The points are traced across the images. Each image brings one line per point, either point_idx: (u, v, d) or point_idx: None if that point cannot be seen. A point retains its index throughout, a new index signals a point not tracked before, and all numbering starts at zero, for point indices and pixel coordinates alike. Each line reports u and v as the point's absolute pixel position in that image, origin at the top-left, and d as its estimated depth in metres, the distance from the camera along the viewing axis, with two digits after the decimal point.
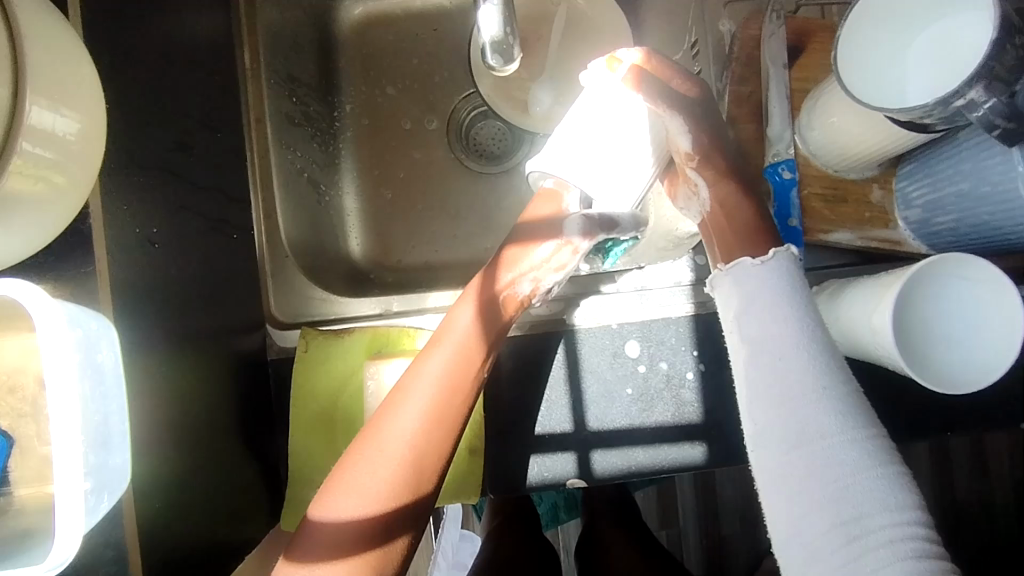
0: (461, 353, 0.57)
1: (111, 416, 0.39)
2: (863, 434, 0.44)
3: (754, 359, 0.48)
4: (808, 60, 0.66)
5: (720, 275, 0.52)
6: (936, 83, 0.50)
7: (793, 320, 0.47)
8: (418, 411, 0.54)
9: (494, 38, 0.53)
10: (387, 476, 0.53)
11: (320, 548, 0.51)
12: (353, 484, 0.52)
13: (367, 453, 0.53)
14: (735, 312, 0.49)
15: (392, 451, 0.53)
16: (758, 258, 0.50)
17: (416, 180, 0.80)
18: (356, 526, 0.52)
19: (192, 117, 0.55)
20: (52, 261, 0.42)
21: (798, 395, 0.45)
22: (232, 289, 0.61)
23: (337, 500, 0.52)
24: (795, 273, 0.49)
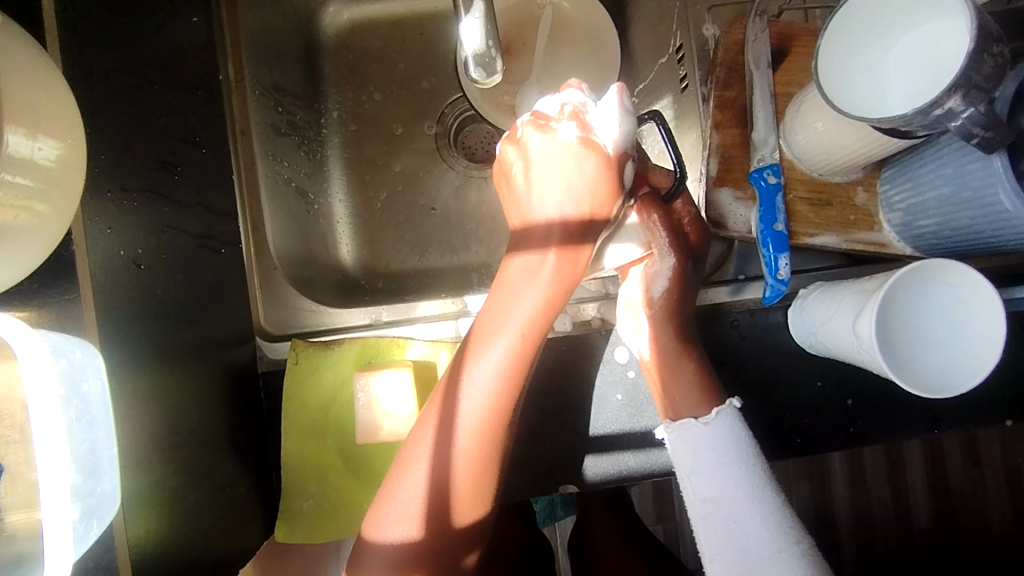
0: (513, 352, 0.56)
1: (99, 441, 0.40)
2: (800, 548, 0.53)
3: (707, 518, 0.55)
4: (792, 63, 0.66)
5: (666, 430, 0.58)
6: (914, 92, 0.50)
7: (740, 478, 0.54)
8: (469, 423, 0.56)
9: (476, 50, 0.53)
10: (436, 494, 0.55)
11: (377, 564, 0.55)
12: (398, 508, 0.55)
13: (405, 475, 0.56)
14: (686, 469, 0.56)
15: (439, 471, 0.55)
16: (703, 417, 0.57)
17: (404, 186, 0.80)
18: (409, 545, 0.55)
19: (175, 134, 0.55)
20: (36, 288, 0.42)
21: (754, 542, 0.53)
22: (220, 303, 0.61)
23: (387, 522, 0.55)
24: (738, 426, 0.57)
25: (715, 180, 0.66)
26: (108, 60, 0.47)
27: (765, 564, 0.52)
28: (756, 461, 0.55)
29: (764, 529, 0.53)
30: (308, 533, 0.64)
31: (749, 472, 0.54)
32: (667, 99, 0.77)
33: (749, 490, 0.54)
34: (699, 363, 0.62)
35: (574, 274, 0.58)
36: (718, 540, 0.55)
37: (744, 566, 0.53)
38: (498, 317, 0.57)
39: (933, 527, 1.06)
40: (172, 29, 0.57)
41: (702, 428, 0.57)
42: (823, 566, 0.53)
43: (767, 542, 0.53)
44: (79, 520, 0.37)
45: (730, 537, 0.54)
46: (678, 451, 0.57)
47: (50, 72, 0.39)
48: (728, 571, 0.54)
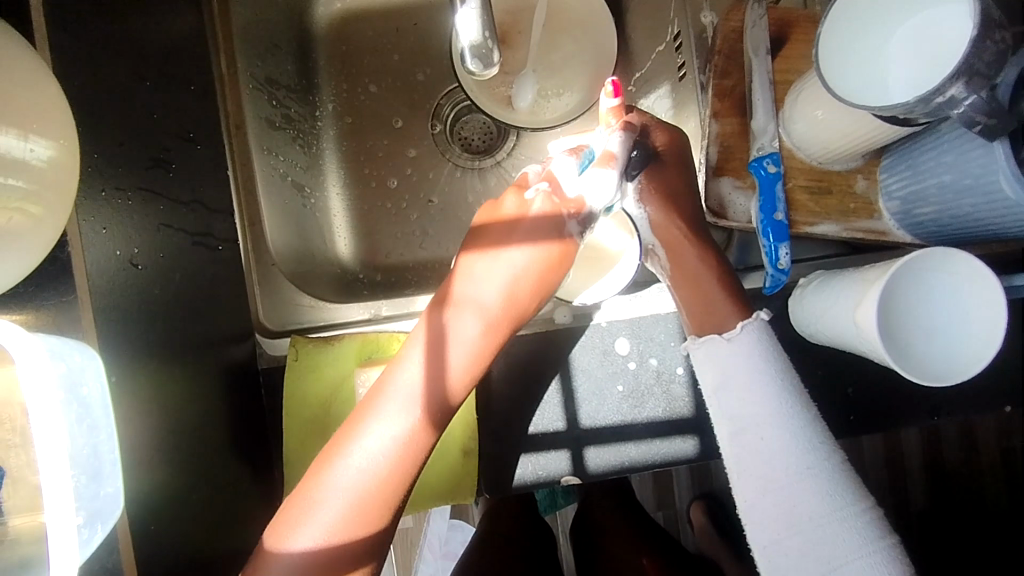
0: (476, 350, 0.53)
1: (100, 444, 0.39)
2: (829, 458, 0.53)
3: (736, 433, 0.56)
4: (790, 51, 0.65)
5: (693, 347, 0.59)
6: (913, 82, 0.50)
7: (769, 392, 0.54)
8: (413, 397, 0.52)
9: (473, 43, 0.52)
10: (358, 503, 0.50)
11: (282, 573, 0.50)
12: (311, 515, 0.50)
13: (332, 466, 0.51)
14: (713, 387, 0.57)
15: (373, 459, 0.51)
16: (727, 334, 0.58)
17: (400, 178, 0.80)
18: (325, 552, 0.50)
19: (168, 131, 0.54)
20: (33, 290, 0.41)
21: (784, 453, 0.54)
22: (218, 300, 0.61)
23: (290, 534, 0.50)
24: (765, 339, 0.57)
25: (714, 170, 0.66)
26: (100, 58, 0.47)
27: (792, 480, 0.53)
28: (788, 379, 0.55)
29: (793, 444, 0.54)
30: None
31: (778, 389, 0.55)
32: (665, 87, 0.76)
33: (778, 408, 0.54)
34: (723, 270, 0.62)
35: (523, 292, 0.54)
36: (748, 458, 0.55)
37: (771, 482, 0.54)
38: (460, 317, 0.53)
39: (929, 507, 1.07)
40: (162, 23, 0.56)
41: (727, 343, 0.57)
42: (851, 478, 0.53)
43: (796, 459, 0.53)
44: (82, 524, 0.37)
45: (758, 454, 0.55)
46: (705, 369, 0.58)
47: (38, 68, 0.38)
48: (756, 487, 0.55)
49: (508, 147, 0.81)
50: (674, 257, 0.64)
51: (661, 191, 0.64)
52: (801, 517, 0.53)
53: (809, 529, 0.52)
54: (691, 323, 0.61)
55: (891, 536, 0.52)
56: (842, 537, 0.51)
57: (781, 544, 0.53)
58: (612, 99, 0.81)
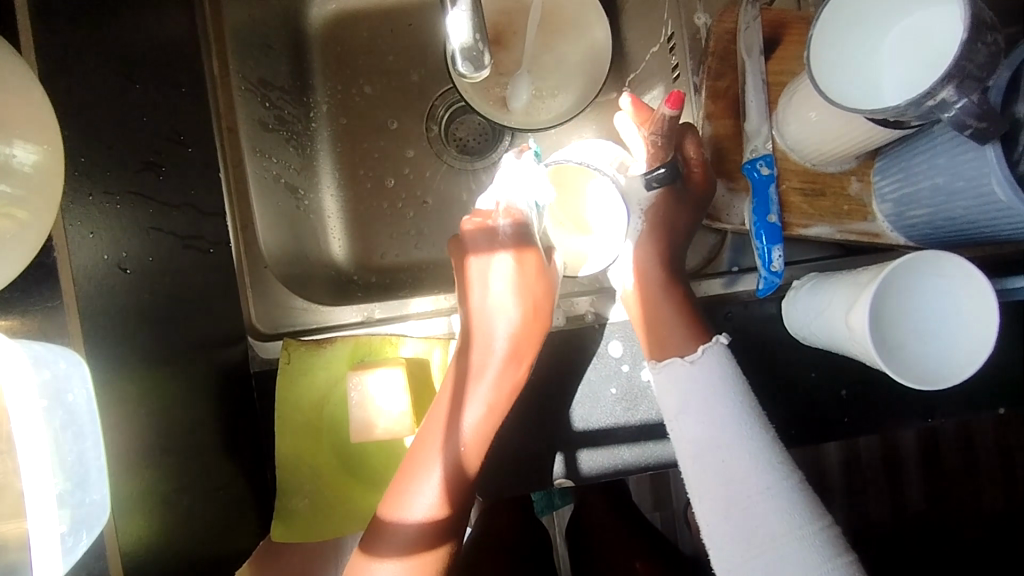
0: (519, 345, 0.61)
1: (86, 450, 0.39)
2: (789, 478, 0.54)
3: (698, 457, 0.55)
4: (784, 52, 0.65)
5: (655, 371, 0.59)
6: (907, 83, 0.50)
7: (730, 415, 0.55)
8: (480, 382, 0.60)
9: (463, 45, 0.52)
10: (442, 489, 0.59)
11: (394, 546, 0.58)
12: (417, 493, 0.59)
13: (422, 447, 0.60)
14: (674, 411, 0.56)
15: (453, 443, 0.59)
16: (688, 357, 0.58)
17: (394, 180, 0.79)
18: (423, 527, 0.58)
19: (158, 133, 0.54)
20: (19, 296, 0.41)
21: (747, 475, 0.54)
22: (210, 303, 0.60)
23: (404, 509, 0.58)
24: (725, 361, 0.57)
25: (708, 171, 0.65)
26: (87, 61, 0.46)
27: (755, 501, 0.53)
28: (745, 403, 0.56)
29: (754, 466, 0.54)
30: (304, 531, 0.64)
31: (736, 413, 0.55)
32: (660, 88, 0.76)
33: (737, 432, 0.54)
34: (682, 296, 0.64)
35: (528, 283, 0.62)
36: (708, 483, 0.55)
37: (731, 505, 0.54)
38: (482, 371, 0.61)
39: (926, 508, 1.07)
40: (153, 25, 0.56)
41: (687, 366, 0.57)
42: (809, 499, 0.54)
43: (755, 481, 0.53)
44: (67, 532, 0.37)
45: (718, 477, 0.54)
46: (665, 393, 0.58)
47: (22, 72, 0.38)
48: (716, 510, 0.54)
49: (502, 148, 0.81)
50: (643, 277, 0.65)
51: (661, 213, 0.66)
52: (763, 539, 0.52)
53: (771, 551, 0.52)
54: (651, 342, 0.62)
55: (848, 556, 0.53)
56: (802, 557, 0.52)
57: (744, 567, 0.53)
58: (607, 100, 0.80)
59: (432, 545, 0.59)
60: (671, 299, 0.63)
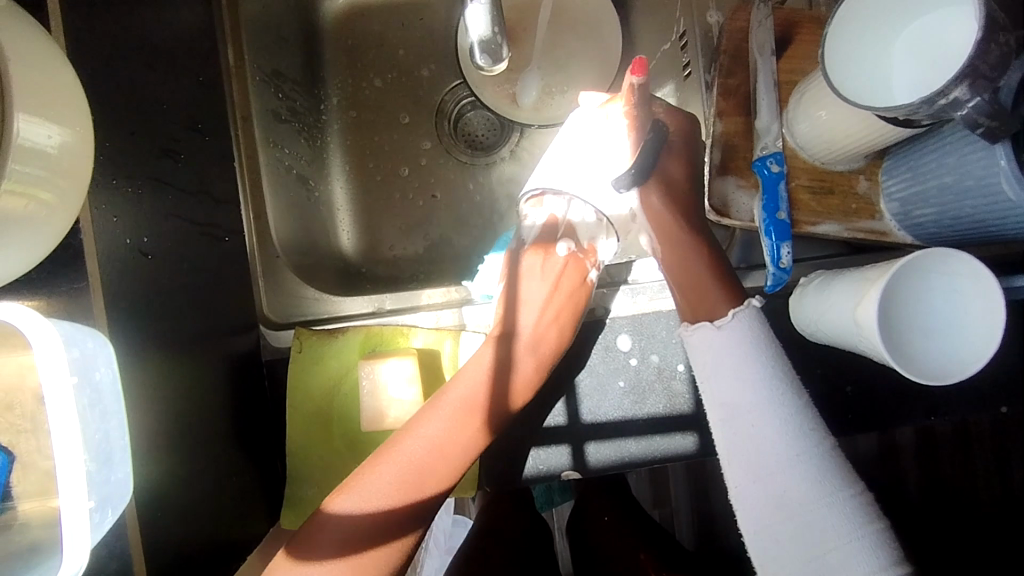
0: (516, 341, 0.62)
1: (112, 431, 0.40)
2: (822, 446, 0.53)
3: (727, 419, 0.55)
4: (795, 51, 0.66)
5: (686, 333, 0.59)
6: (921, 84, 0.51)
7: (759, 379, 0.54)
8: (475, 370, 0.60)
9: (482, 37, 0.53)
10: (423, 468, 0.57)
11: (325, 546, 0.54)
12: (361, 485, 0.56)
13: (412, 429, 0.58)
14: (704, 373, 0.57)
15: (437, 431, 0.58)
16: (720, 320, 0.57)
17: (404, 174, 0.80)
18: (367, 520, 0.55)
19: (177, 120, 0.54)
20: (44, 278, 0.42)
21: (777, 440, 0.53)
22: (224, 290, 0.61)
23: (340, 498, 0.55)
24: (757, 326, 0.56)
25: (719, 168, 0.66)
26: (111, 46, 0.47)
27: (784, 468, 0.52)
28: (779, 366, 0.55)
29: (784, 431, 0.53)
30: (313, 518, 0.65)
31: (770, 375, 0.54)
32: (670, 86, 0.76)
33: (769, 394, 0.54)
34: (712, 259, 0.63)
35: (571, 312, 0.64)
36: (736, 446, 0.55)
37: (760, 468, 0.54)
38: (486, 364, 0.61)
39: (923, 509, 1.08)
40: (172, 11, 0.57)
41: (716, 331, 0.57)
42: (843, 468, 0.53)
43: (784, 444, 0.53)
44: (94, 508, 0.38)
45: (746, 440, 0.54)
46: (698, 354, 0.58)
47: (52, 55, 0.38)
48: (744, 472, 0.54)
49: (511, 144, 0.81)
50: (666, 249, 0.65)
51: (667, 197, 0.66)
52: (789, 505, 0.52)
53: (800, 516, 0.51)
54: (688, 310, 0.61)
55: (881, 526, 0.51)
56: (832, 523, 0.51)
57: (772, 533, 0.53)
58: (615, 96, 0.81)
59: (378, 540, 0.55)
60: (702, 259, 0.63)
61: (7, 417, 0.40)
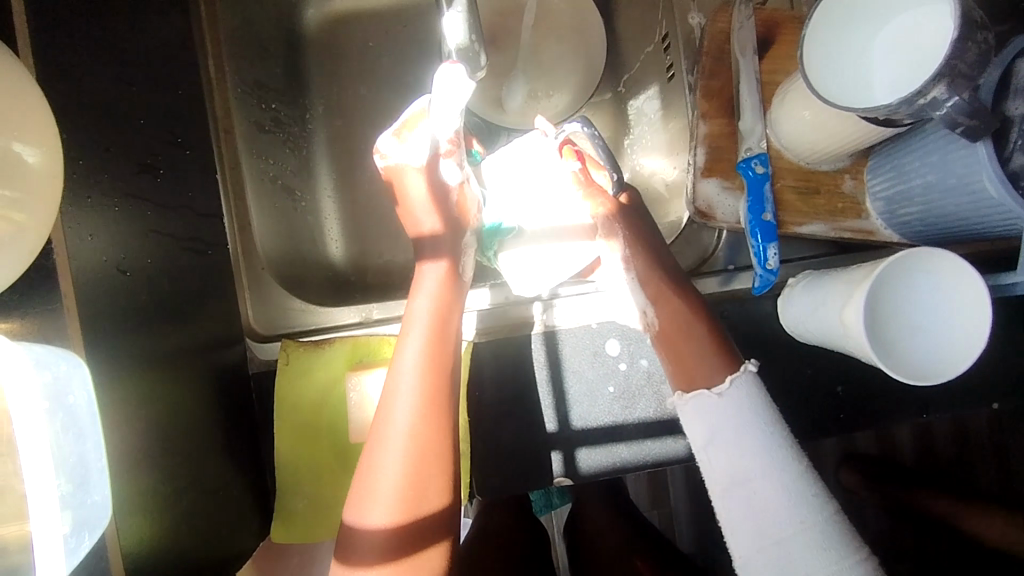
0: (444, 277, 0.60)
1: (88, 451, 0.40)
2: (833, 519, 0.49)
3: (729, 492, 0.52)
4: (778, 51, 0.65)
5: (681, 402, 0.56)
6: (901, 83, 0.51)
7: (759, 446, 0.51)
8: (417, 347, 0.56)
9: (459, 45, 0.52)
10: (405, 480, 0.52)
11: (369, 559, 0.51)
12: (371, 498, 0.52)
13: (377, 440, 0.54)
14: (701, 441, 0.54)
15: (397, 447, 0.53)
16: (716, 389, 0.55)
17: (392, 182, 0.80)
18: (382, 536, 0.51)
19: (155, 135, 0.54)
20: (17, 299, 0.41)
21: (784, 514, 0.50)
22: (208, 304, 0.60)
23: (362, 513, 0.52)
24: (755, 390, 0.54)
25: (703, 171, 0.66)
26: (84, 63, 0.46)
27: (792, 542, 0.49)
28: (780, 430, 0.52)
29: (789, 502, 0.50)
30: (304, 531, 0.64)
31: (769, 439, 0.51)
32: (654, 89, 0.77)
33: (770, 462, 0.51)
34: (708, 323, 0.59)
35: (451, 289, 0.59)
36: (739, 514, 0.52)
37: (766, 542, 0.50)
38: (403, 349, 0.56)
39: None
40: (147, 24, 0.56)
41: (716, 399, 0.54)
42: (849, 533, 0.50)
43: (788, 511, 0.50)
44: (69, 533, 0.37)
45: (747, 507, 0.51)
46: (693, 423, 0.55)
47: (19, 74, 0.38)
48: (749, 545, 0.51)
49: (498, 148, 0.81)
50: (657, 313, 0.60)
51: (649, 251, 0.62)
52: None
53: None
54: (683, 376, 0.57)
55: None
56: None
57: None
58: (601, 100, 0.82)
59: (400, 556, 0.51)
60: (693, 318, 0.59)
61: None
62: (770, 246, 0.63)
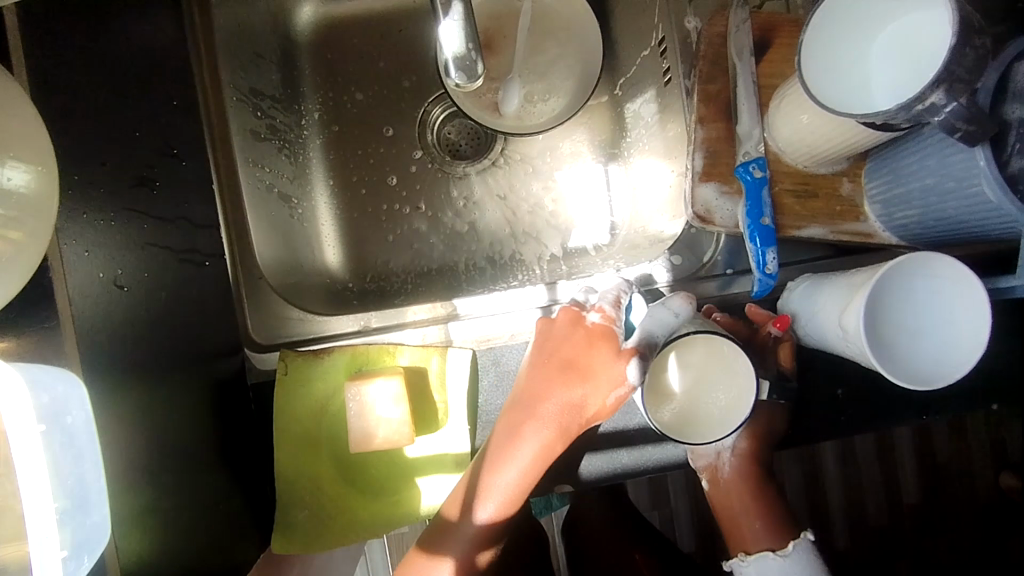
0: (571, 403, 0.62)
1: (87, 473, 0.39)
2: None
3: None
4: (774, 55, 0.65)
5: (743, 563, 0.69)
6: (898, 86, 0.51)
7: None
8: (553, 411, 0.62)
9: (456, 54, 0.52)
10: (505, 500, 0.63)
11: (455, 550, 0.65)
12: (476, 509, 0.64)
13: (494, 470, 0.63)
14: None
15: (514, 474, 0.63)
16: (778, 552, 0.68)
17: (391, 185, 0.80)
18: (473, 536, 0.65)
19: (151, 147, 0.54)
20: (14, 317, 0.41)
21: None
22: (207, 316, 0.60)
23: (468, 517, 0.64)
24: (812, 558, 0.68)
25: (701, 175, 0.66)
26: (76, 77, 0.46)
27: None
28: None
29: None
30: (303, 542, 0.64)
31: None
32: (651, 91, 0.77)
33: None
34: (777, 513, 0.71)
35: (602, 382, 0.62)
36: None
37: None
38: (541, 408, 0.62)
39: (922, 502, 1.08)
40: (142, 36, 0.56)
41: (779, 561, 0.68)
42: None
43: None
44: (68, 556, 0.37)
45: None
46: None
47: (10, 92, 0.38)
48: None
49: (495, 150, 0.82)
50: (737, 474, 0.72)
51: (757, 434, 0.70)
52: None
53: None
54: (746, 530, 0.71)
55: None
56: None
57: None
58: (598, 103, 0.82)
59: (484, 552, 0.66)
60: (761, 513, 0.71)
61: None
62: (768, 250, 0.63)
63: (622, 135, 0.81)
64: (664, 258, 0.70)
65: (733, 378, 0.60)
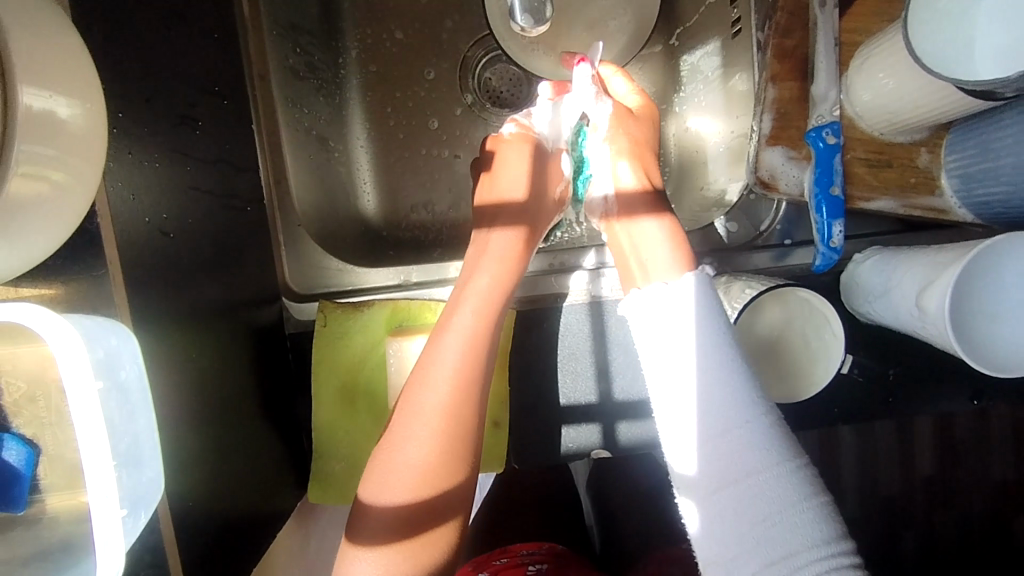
0: (488, 304, 0.51)
1: (140, 430, 0.39)
2: None
3: None
4: (862, 8, 0.60)
5: None
6: (1005, 48, 0.45)
7: None
8: (471, 311, 0.50)
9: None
10: (449, 437, 0.47)
11: (373, 533, 0.46)
12: (398, 452, 0.47)
13: (415, 383, 0.49)
14: None
15: (440, 389, 0.47)
16: None
17: (432, 128, 0.76)
18: (396, 508, 0.46)
19: (192, 86, 0.50)
20: (64, 263, 0.39)
21: None
22: (247, 264, 0.59)
23: (390, 462, 0.47)
24: None
25: (768, 138, 0.62)
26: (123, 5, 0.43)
27: None
28: None
29: None
30: (339, 494, 0.64)
31: None
32: (714, 43, 0.71)
33: None
34: None
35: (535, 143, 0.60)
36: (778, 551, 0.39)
37: None
38: (458, 309, 0.51)
39: (936, 474, 0.91)
40: None
41: None
42: None
43: (797, 493, 0.41)
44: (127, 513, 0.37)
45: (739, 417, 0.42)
46: None
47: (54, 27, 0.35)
48: None
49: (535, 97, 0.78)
50: None
51: None
52: None
53: None
54: None
55: None
56: None
57: None
58: (650, 53, 0.78)
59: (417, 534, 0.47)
60: None
61: (29, 409, 0.40)
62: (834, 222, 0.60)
63: (675, 88, 0.77)
64: (720, 225, 0.68)
65: (813, 355, 0.59)
